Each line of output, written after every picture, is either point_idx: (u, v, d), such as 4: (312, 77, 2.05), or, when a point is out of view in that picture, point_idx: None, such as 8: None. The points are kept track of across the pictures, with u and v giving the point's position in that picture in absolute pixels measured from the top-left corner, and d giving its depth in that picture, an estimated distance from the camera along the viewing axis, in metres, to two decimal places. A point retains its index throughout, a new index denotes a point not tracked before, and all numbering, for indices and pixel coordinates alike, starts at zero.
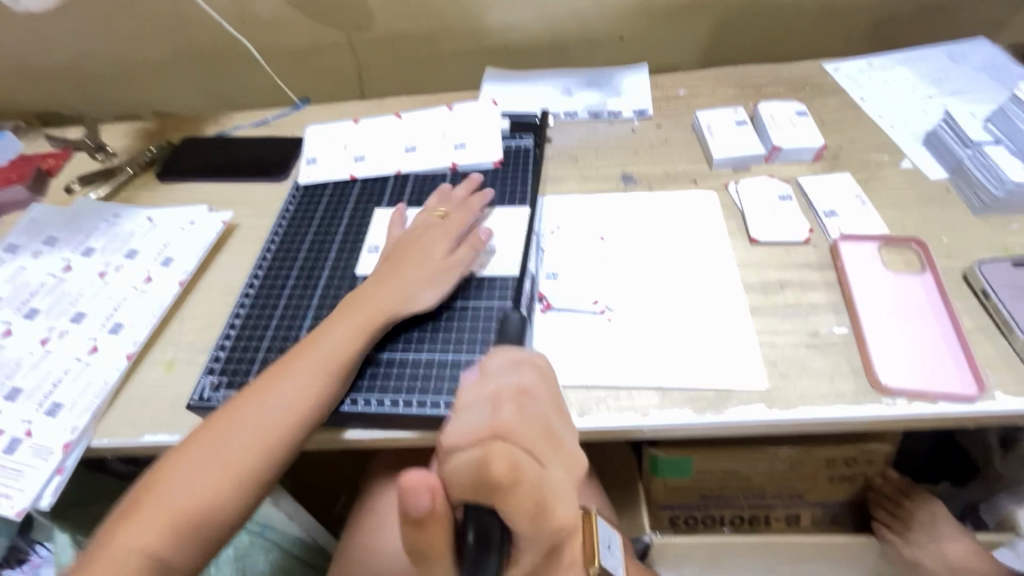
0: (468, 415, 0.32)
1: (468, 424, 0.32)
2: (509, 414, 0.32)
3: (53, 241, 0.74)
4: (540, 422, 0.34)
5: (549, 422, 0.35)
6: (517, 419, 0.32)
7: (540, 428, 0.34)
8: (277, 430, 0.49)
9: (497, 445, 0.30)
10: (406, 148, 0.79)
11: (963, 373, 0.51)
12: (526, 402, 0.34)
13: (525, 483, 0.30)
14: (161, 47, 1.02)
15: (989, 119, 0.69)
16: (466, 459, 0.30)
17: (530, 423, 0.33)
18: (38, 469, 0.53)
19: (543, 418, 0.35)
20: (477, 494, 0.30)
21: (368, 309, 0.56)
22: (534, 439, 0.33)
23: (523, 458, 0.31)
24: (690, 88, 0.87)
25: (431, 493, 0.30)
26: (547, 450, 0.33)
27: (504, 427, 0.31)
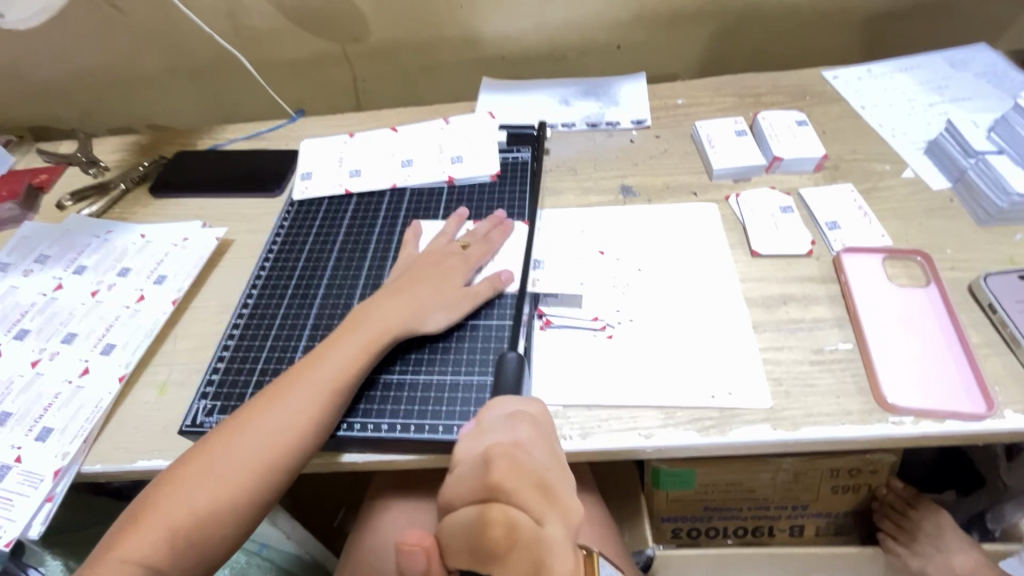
0: (463, 473, 0.32)
1: (465, 482, 0.32)
2: (501, 469, 0.31)
3: (43, 259, 0.73)
4: (538, 474, 0.32)
5: (547, 474, 0.33)
6: (510, 473, 0.31)
7: (538, 482, 0.32)
8: (272, 452, 0.47)
9: (494, 506, 0.30)
10: (402, 162, 0.78)
11: (971, 391, 0.50)
12: (521, 456, 0.33)
13: (521, 544, 0.29)
14: (154, 61, 1.01)
15: (992, 128, 0.68)
16: (463, 518, 0.30)
17: (526, 477, 0.31)
18: (27, 497, 0.51)
19: (541, 471, 0.33)
20: (473, 558, 0.30)
21: (376, 329, 0.54)
22: (530, 495, 0.31)
23: (520, 516, 0.30)
24: (689, 97, 0.86)
25: (426, 555, 0.31)
26: (545, 506, 0.31)
27: (498, 485, 0.31)
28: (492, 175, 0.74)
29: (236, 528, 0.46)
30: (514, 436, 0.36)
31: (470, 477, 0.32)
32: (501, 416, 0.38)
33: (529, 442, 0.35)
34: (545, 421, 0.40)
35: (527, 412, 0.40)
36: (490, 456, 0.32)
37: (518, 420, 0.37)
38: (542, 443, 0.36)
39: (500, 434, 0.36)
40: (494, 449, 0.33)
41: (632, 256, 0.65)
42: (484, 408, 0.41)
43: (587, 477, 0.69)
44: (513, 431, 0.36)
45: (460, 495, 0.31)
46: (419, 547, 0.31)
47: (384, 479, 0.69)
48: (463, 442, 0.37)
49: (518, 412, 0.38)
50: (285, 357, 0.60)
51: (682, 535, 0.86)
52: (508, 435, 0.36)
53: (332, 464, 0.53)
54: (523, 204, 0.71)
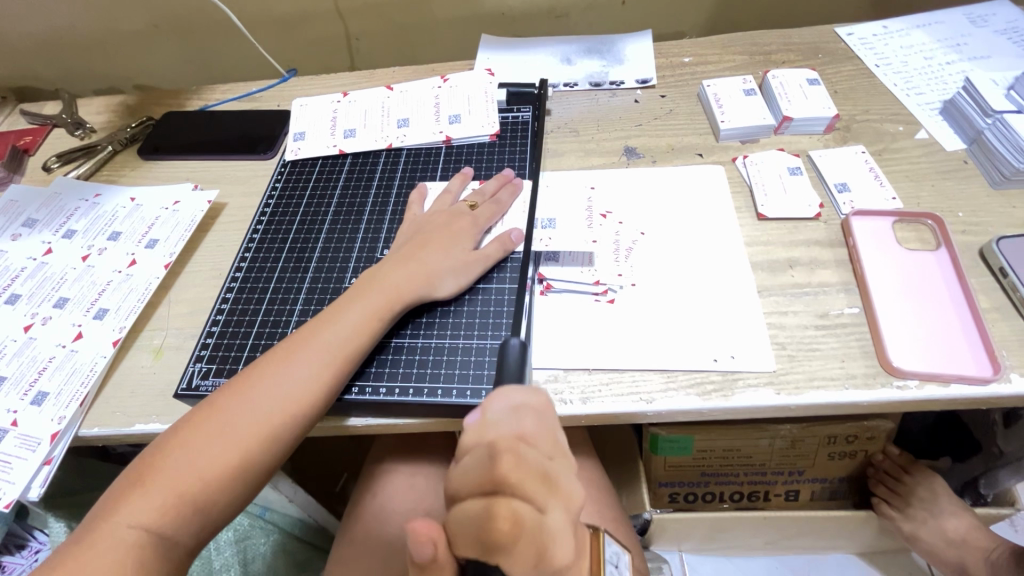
0: (468, 463, 0.31)
1: (469, 473, 0.30)
2: (507, 463, 0.30)
3: (31, 223, 0.71)
4: (542, 465, 0.31)
5: (551, 462, 0.32)
6: (517, 467, 0.30)
7: (542, 473, 0.31)
8: (281, 416, 0.46)
9: (500, 502, 0.29)
10: (399, 122, 0.75)
11: (978, 356, 0.50)
12: (524, 445, 0.31)
13: (527, 536, 0.29)
14: (138, 16, 0.96)
15: (1012, 87, 0.65)
16: (469, 511, 0.29)
17: (532, 470, 0.30)
18: (25, 461, 0.51)
19: (544, 460, 0.31)
20: (480, 549, 0.29)
21: (385, 294, 0.53)
22: (534, 486, 0.30)
23: (525, 509, 0.29)
24: (696, 55, 0.83)
25: (434, 543, 0.30)
26: (546, 494, 0.30)
27: (505, 481, 0.29)
28: (491, 135, 0.72)
29: (243, 491, 0.45)
30: (518, 425, 0.33)
31: (476, 469, 0.30)
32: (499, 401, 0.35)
33: (534, 429, 0.33)
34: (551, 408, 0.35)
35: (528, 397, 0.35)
36: (496, 451, 0.30)
37: (524, 410, 0.33)
38: (547, 431, 0.33)
39: (500, 426, 0.33)
40: (499, 440, 0.31)
41: (634, 220, 0.63)
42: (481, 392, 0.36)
43: (586, 443, 0.69)
44: (518, 423, 0.32)
45: (465, 487, 0.30)
46: (428, 537, 0.30)
47: (385, 444, 0.70)
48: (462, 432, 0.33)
49: (517, 396, 0.35)
50: (280, 322, 0.58)
51: (679, 500, 0.87)
52: (511, 423, 0.33)
53: (333, 427, 0.53)
54: (524, 165, 0.69)
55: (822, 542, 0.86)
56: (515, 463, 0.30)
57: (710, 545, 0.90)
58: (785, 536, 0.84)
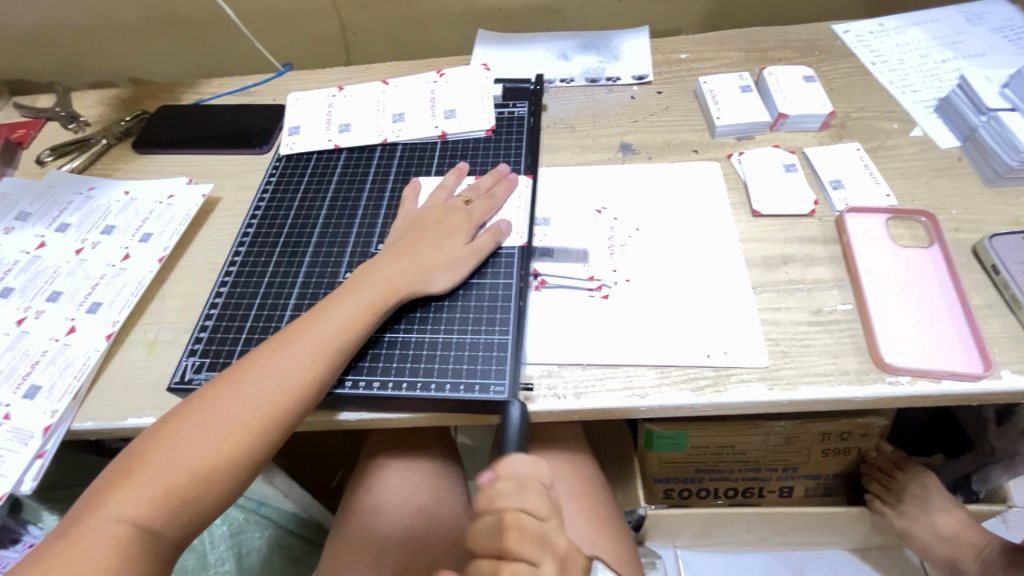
0: (482, 533, 0.37)
1: (482, 540, 0.37)
2: (511, 537, 0.36)
3: (25, 217, 0.70)
4: (542, 532, 0.37)
5: (551, 526, 0.38)
6: (519, 538, 0.36)
7: (542, 539, 0.37)
8: (272, 408, 0.46)
9: (505, 569, 0.35)
10: (394, 117, 0.75)
11: (969, 353, 0.50)
12: (527, 516, 0.37)
13: None
14: (132, 8, 0.96)
15: (1006, 84, 0.65)
16: (479, 574, 0.36)
17: (532, 538, 0.36)
18: (17, 454, 0.51)
19: (546, 527, 0.37)
20: None
21: (380, 288, 0.53)
22: (534, 551, 0.36)
23: (525, 573, 0.35)
24: (692, 52, 0.83)
25: None
26: (544, 554, 0.36)
27: (510, 549, 0.36)
28: (487, 130, 0.72)
29: (231, 485, 0.45)
30: (523, 498, 0.38)
31: (489, 538, 0.37)
32: (511, 471, 0.40)
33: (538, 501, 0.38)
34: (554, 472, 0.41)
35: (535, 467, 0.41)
36: (503, 524, 0.36)
37: (528, 484, 0.39)
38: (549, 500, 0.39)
39: (511, 499, 0.38)
40: (507, 513, 0.37)
41: (629, 216, 0.63)
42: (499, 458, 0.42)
43: (581, 439, 0.70)
44: (522, 495, 0.38)
45: (479, 550, 0.37)
46: None
47: (380, 439, 0.70)
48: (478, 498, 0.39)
49: (527, 471, 0.40)
50: (274, 316, 0.58)
51: (674, 496, 0.87)
52: (518, 496, 0.38)
53: (326, 421, 0.53)
54: (519, 160, 0.69)
55: (815, 538, 0.87)
56: (518, 534, 0.36)
57: (704, 541, 0.90)
58: (779, 532, 0.85)
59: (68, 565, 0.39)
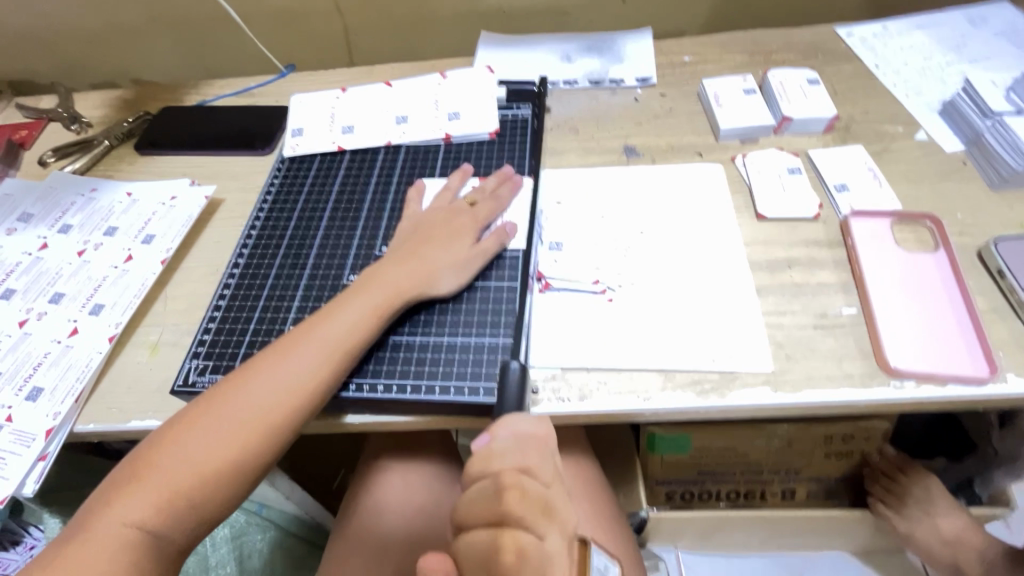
0: (478, 496, 0.35)
1: (477, 503, 0.34)
2: (512, 498, 0.34)
3: (27, 218, 0.70)
4: (542, 497, 0.35)
5: (550, 493, 0.36)
6: (520, 500, 0.34)
7: (542, 503, 0.35)
8: (278, 411, 0.46)
9: (506, 532, 0.33)
10: (398, 119, 0.75)
11: (975, 357, 0.50)
12: (527, 478, 0.35)
13: (531, 564, 0.32)
14: (136, 10, 0.96)
15: (1012, 88, 0.65)
16: (477, 540, 0.33)
17: (533, 502, 0.34)
18: (19, 456, 0.51)
19: (546, 493, 0.35)
20: None
21: (386, 291, 0.53)
22: (535, 517, 0.34)
23: (526, 538, 0.33)
24: (696, 54, 0.82)
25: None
26: (544, 521, 0.34)
27: (510, 513, 0.33)
28: (491, 133, 0.72)
29: (237, 489, 0.45)
30: (522, 459, 0.37)
31: (485, 502, 0.34)
32: (510, 435, 0.39)
33: (537, 465, 0.37)
34: (553, 444, 0.40)
35: (534, 432, 0.40)
36: (502, 484, 0.34)
37: (528, 445, 0.38)
38: (548, 466, 0.37)
39: (509, 459, 0.36)
40: (505, 474, 0.35)
41: (634, 219, 0.63)
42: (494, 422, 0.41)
43: (584, 442, 0.69)
44: (522, 456, 0.37)
45: (472, 517, 0.34)
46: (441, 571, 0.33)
47: (381, 441, 0.69)
48: (472, 462, 0.37)
49: (525, 435, 0.39)
50: (278, 318, 0.58)
51: (676, 498, 0.87)
52: (516, 458, 0.37)
53: (330, 424, 0.53)
54: (523, 162, 0.68)
55: (817, 541, 0.87)
56: (519, 496, 0.34)
57: (705, 543, 0.90)
58: (780, 535, 0.85)
59: (75, 568, 0.39)
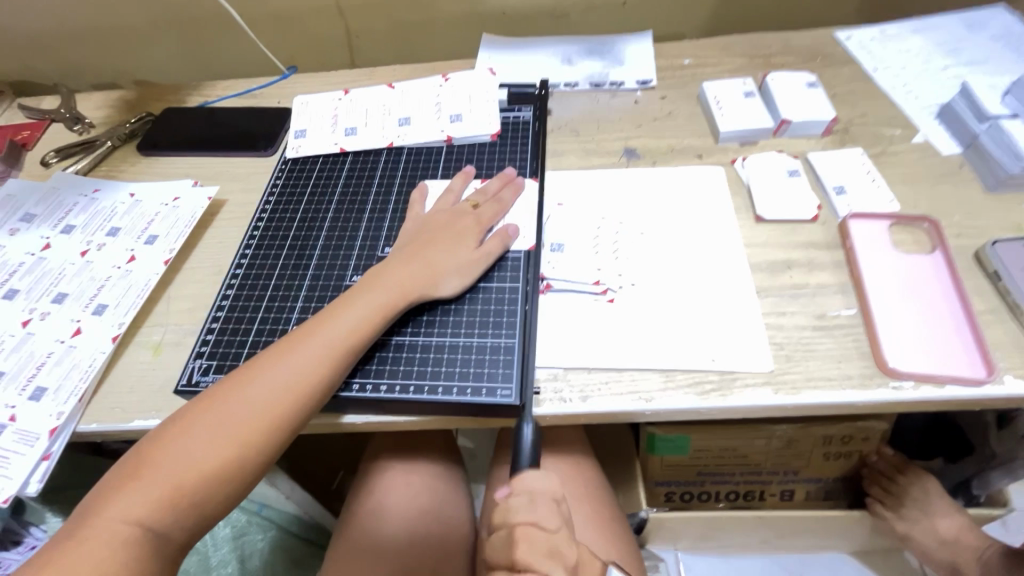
0: (498, 551, 0.43)
1: (498, 555, 0.43)
2: (523, 551, 0.42)
3: (30, 218, 0.70)
4: (550, 547, 0.42)
5: (559, 534, 0.43)
6: (529, 553, 0.42)
7: (550, 552, 0.42)
8: (281, 410, 0.47)
9: None
10: (400, 120, 0.75)
11: (972, 358, 0.50)
12: (536, 531, 0.43)
13: None
14: (139, 11, 0.97)
15: (1008, 92, 0.66)
16: None
17: (542, 550, 0.42)
18: (23, 456, 0.51)
19: (553, 537, 0.43)
20: None
21: (389, 292, 0.53)
22: (544, 563, 0.41)
23: None
24: (696, 57, 0.83)
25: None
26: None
27: (522, 561, 0.42)
28: (493, 134, 0.72)
29: (237, 487, 0.45)
30: (534, 514, 0.44)
31: (503, 553, 0.43)
32: (526, 489, 0.46)
33: (546, 515, 0.44)
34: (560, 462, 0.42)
35: (548, 485, 0.46)
36: (514, 537, 0.43)
37: (539, 499, 0.45)
38: (557, 512, 0.45)
39: (522, 513, 0.44)
40: (518, 528, 0.43)
41: (634, 220, 0.64)
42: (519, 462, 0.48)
43: (584, 441, 0.70)
44: (533, 511, 0.44)
45: (496, 564, 0.43)
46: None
47: (383, 441, 0.70)
48: (495, 512, 0.46)
49: (539, 486, 0.46)
50: (281, 319, 0.59)
51: (675, 499, 0.87)
52: (528, 512, 0.44)
53: (333, 423, 0.53)
54: (525, 164, 0.69)
55: (816, 541, 0.87)
56: (528, 546, 0.42)
57: (705, 543, 0.90)
58: (780, 535, 0.85)
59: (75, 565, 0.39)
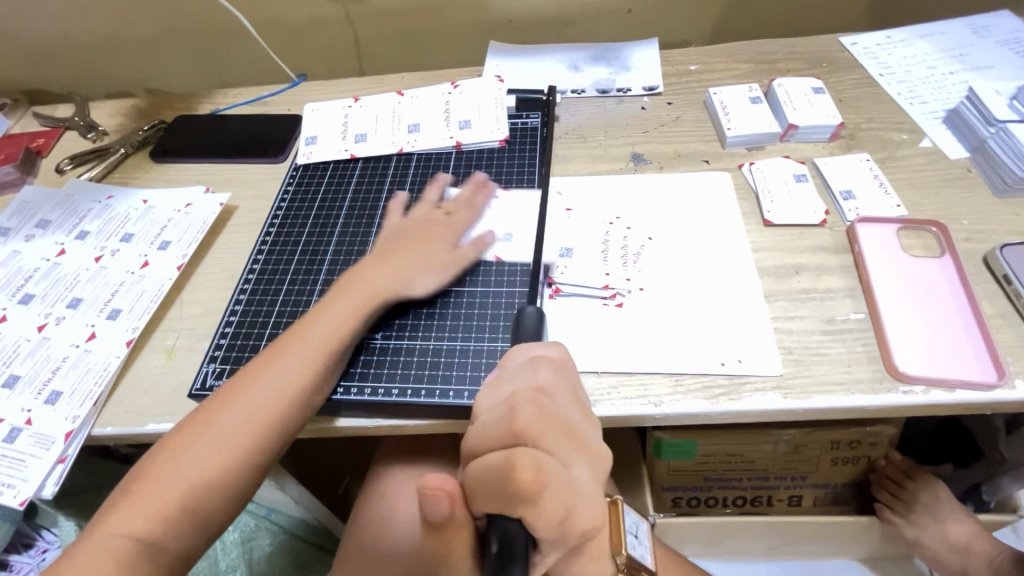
0: (489, 416, 0.34)
1: (488, 426, 0.33)
2: (527, 414, 0.32)
3: (44, 224, 0.71)
4: (561, 419, 0.34)
5: (571, 421, 0.35)
6: (537, 419, 0.32)
7: (561, 425, 0.34)
8: (268, 420, 0.47)
9: (522, 448, 0.31)
10: (409, 127, 0.76)
11: (982, 362, 0.50)
12: (546, 402, 0.34)
13: (551, 481, 0.31)
14: (151, 20, 0.98)
15: (1015, 96, 0.66)
16: (490, 461, 0.31)
17: (552, 423, 0.33)
18: (39, 459, 0.52)
19: (565, 418, 0.35)
20: (501, 501, 0.30)
21: (364, 292, 0.54)
22: (556, 438, 0.33)
23: (545, 460, 0.31)
24: (702, 63, 0.84)
25: (450, 499, 0.30)
26: (569, 451, 0.33)
27: (525, 428, 0.32)
28: (501, 141, 0.73)
29: (234, 497, 0.46)
30: (536, 381, 0.37)
31: (497, 419, 0.33)
32: (522, 363, 0.40)
33: (551, 386, 0.37)
34: (568, 366, 0.41)
35: (549, 356, 0.41)
36: (515, 401, 0.33)
37: (540, 362, 0.39)
38: (561, 386, 0.37)
39: (521, 381, 0.37)
40: (520, 394, 0.34)
41: (642, 225, 0.64)
42: (507, 357, 0.42)
43: None
44: (534, 378, 0.37)
45: (487, 434, 0.33)
46: (444, 491, 0.29)
47: (391, 445, 0.70)
48: (485, 396, 0.37)
49: (538, 358, 0.40)
50: (293, 323, 0.59)
51: (682, 504, 0.87)
52: (529, 381, 0.37)
53: (345, 427, 0.53)
54: (534, 169, 0.70)
55: (825, 548, 0.87)
56: (533, 410, 0.33)
57: (712, 549, 0.90)
58: (789, 541, 0.85)
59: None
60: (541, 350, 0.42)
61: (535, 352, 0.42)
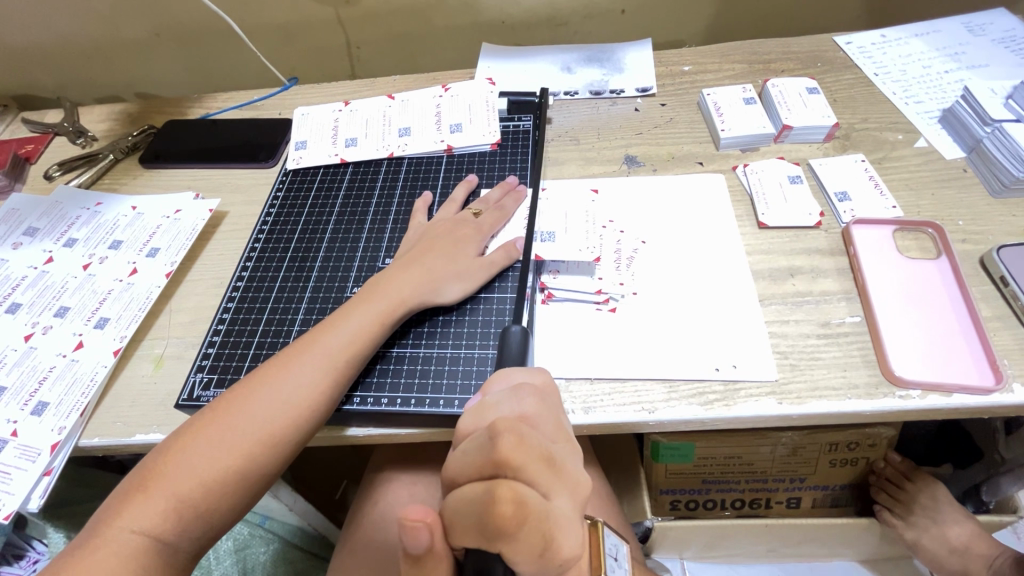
0: (469, 447, 0.32)
1: (470, 457, 0.32)
2: (508, 445, 0.31)
3: (32, 232, 0.71)
4: (542, 447, 0.33)
5: (554, 447, 0.34)
6: (518, 450, 0.31)
7: (542, 454, 0.32)
8: (281, 423, 0.46)
9: (502, 481, 0.30)
10: (400, 131, 0.75)
11: (980, 365, 0.50)
12: (527, 429, 0.33)
13: (532, 518, 0.29)
14: (140, 25, 0.97)
15: (1011, 95, 0.66)
16: (470, 495, 0.30)
17: (533, 452, 0.32)
18: (24, 471, 0.51)
19: (547, 445, 0.33)
20: (481, 535, 0.29)
21: (390, 299, 0.53)
22: (538, 469, 0.31)
23: (527, 492, 0.30)
24: (696, 64, 0.83)
25: (429, 529, 0.30)
26: (551, 479, 0.32)
27: (505, 460, 0.31)
28: (493, 144, 0.72)
29: (247, 496, 0.45)
30: (519, 410, 0.36)
31: (478, 450, 0.32)
32: (505, 389, 0.38)
33: (535, 415, 0.36)
34: (551, 392, 0.40)
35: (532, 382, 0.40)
36: (496, 429, 0.32)
37: (524, 388, 0.38)
38: (544, 414, 0.36)
39: (504, 409, 0.36)
40: (501, 421, 0.32)
41: (636, 228, 0.63)
42: (490, 381, 0.41)
43: (590, 450, 0.69)
44: (518, 406, 0.36)
45: (468, 467, 0.31)
46: (424, 523, 0.30)
47: (386, 452, 0.69)
48: (467, 418, 0.36)
49: (523, 384, 0.39)
50: (282, 332, 0.58)
51: (681, 507, 0.86)
52: (513, 409, 0.36)
53: (333, 437, 0.52)
54: (526, 173, 0.69)
55: (823, 550, 0.86)
56: (515, 440, 0.31)
57: (711, 552, 0.89)
58: (788, 543, 0.84)
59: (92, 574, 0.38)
60: (523, 376, 0.41)
61: (517, 378, 0.41)
